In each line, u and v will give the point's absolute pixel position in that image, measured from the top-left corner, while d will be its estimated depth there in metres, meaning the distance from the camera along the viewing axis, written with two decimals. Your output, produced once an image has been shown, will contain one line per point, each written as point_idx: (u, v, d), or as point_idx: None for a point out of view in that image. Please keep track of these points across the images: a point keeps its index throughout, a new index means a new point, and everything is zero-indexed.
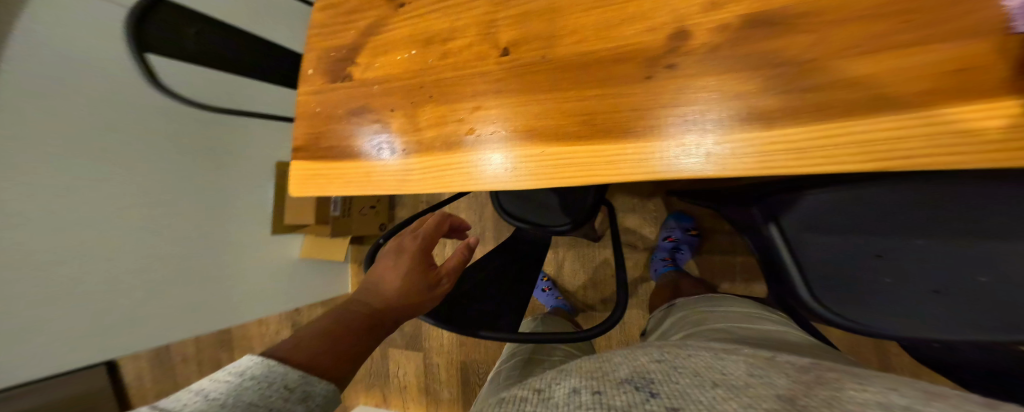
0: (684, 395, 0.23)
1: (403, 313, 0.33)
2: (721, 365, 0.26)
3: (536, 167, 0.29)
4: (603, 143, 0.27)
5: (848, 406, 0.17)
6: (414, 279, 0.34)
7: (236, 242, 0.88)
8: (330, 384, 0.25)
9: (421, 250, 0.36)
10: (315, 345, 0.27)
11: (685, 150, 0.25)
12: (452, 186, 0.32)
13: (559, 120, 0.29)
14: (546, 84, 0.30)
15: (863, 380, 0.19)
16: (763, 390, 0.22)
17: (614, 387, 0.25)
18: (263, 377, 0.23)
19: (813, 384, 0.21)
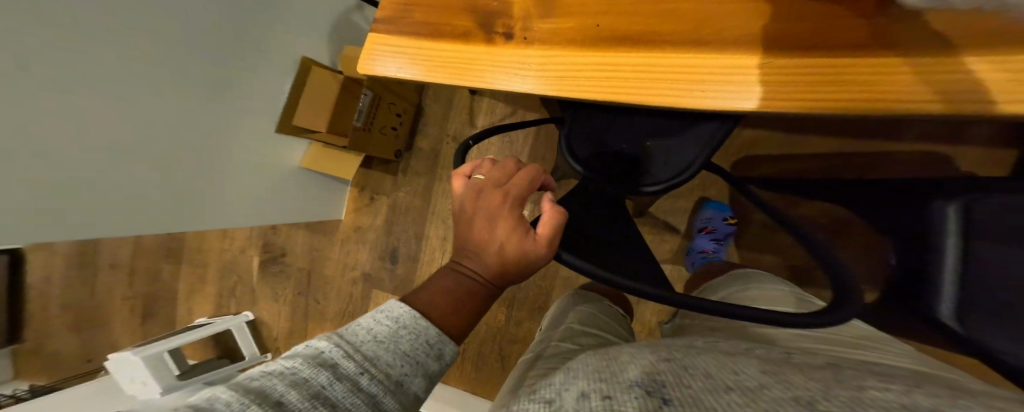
0: (697, 401, 0.21)
1: (503, 276, 0.43)
2: (733, 365, 0.25)
3: (571, 79, 0.41)
4: (635, 69, 0.38)
5: (873, 400, 0.18)
6: (511, 247, 0.42)
7: (239, 143, 1.05)
8: (453, 347, 0.39)
9: (516, 215, 0.43)
10: (444, 307, 0.40)
11: (709, 86, 0.34)
12: (482, 85, 0.45)
13: (623, 25, 0.40)
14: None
15: (877, 382, 0.21)
16: (779, 390, 0.21)
17: (623, 391, 0.23)
18: (414, 328, 0.36)
19: (833, 383, 0.21)
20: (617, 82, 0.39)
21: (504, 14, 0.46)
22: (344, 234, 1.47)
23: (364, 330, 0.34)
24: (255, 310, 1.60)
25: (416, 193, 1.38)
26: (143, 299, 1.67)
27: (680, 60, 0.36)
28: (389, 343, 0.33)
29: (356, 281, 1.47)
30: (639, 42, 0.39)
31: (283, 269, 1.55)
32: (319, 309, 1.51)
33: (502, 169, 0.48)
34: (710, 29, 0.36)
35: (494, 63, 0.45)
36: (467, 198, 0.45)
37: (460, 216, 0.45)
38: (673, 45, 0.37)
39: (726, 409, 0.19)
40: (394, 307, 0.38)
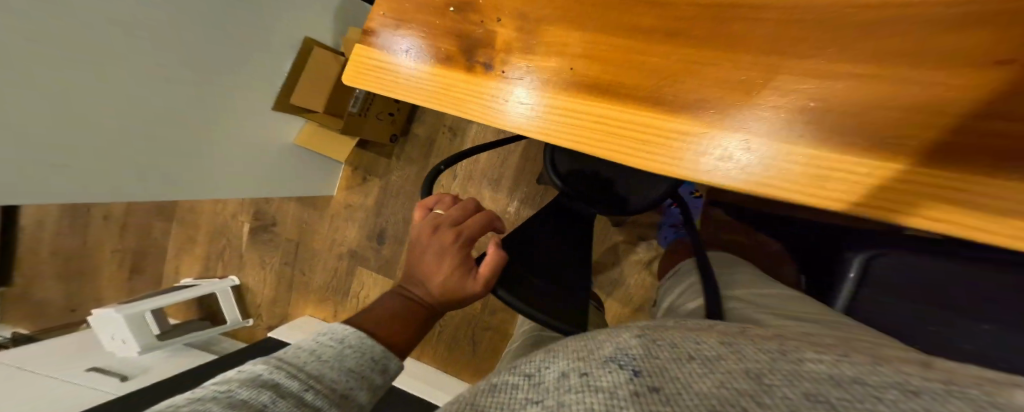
0: (664, 372, 0.24)
1: (444, 301, 0.54)
2: (695, 337, 0.29)
3: (567, 125, 0.41)
4: (631, 129, 0.38)
5: (805, 379, 0.21)
6: (452, 280, 0.54)
7: (236, 111, 1.03)
8: (397, 361, 0.45)
9: (465, 253, 0.55)
10: (390, 323, 0.49)
11: (702, 157, 0.35)
12: (477, 116, 0.44)
13: (599, 73, 0.40)
14: (655, 49, 0.38)
15: (817, 351, 0.24)
16: (734, 365, 0.24)
17: (599, 366, 0.26)
18: (358, 347, 0.41)
19: (777, 355, 0.24)
20: (578, 131, 0.40)
21: (486, 45, 0.45)
22: (334, 209, 1.49)
23: (307, 352, 0.38)
24: (240, 275, 1.61)
25: (409, 178, 1.40)
26: (133, 253, 1.68)
27: (668, 128, 0.37)
28: (334, 360, 0.38)
29: (342, 257, 1.48)
30: (608, 91, 0.40)
31: (272, 239, 1.56)
32: (304, 281, 1.53)
33: (462, 209, 0.59)
34: (692, 95, 0.36)
35: (476, 95, 0.45)
36: (424, 232, 0.56)
37: (417, 243, 0.57)
38: (661, 108, 0.37)
39: (688, 383, 0.22)
40: (339, 330, 0.43)
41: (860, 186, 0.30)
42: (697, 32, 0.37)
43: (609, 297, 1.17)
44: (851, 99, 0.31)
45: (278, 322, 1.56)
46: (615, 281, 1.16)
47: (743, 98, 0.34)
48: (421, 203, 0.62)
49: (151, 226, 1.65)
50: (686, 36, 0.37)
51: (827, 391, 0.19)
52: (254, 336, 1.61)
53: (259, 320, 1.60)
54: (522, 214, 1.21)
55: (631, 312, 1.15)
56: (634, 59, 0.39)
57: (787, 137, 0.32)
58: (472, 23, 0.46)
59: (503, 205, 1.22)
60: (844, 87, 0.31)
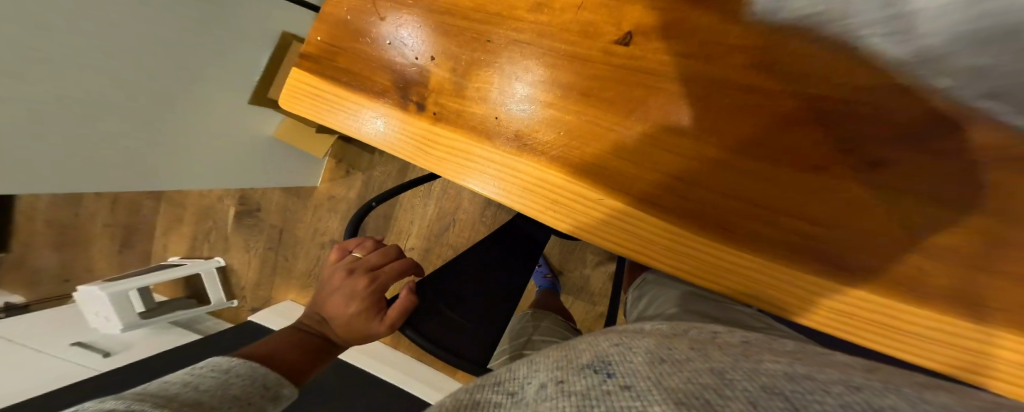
0: (636, 373, 0.25)
1: (350, 338, 0.54)
2: (667, 343, 0.30)
3: (508, 184, 0.40)
4: (570, 194, 0.38)
5: (763, 374, 0.22)
6: (361, 320, 0.53)
7: (223, 99, 1.00)
8: (292, 391, 0.45)
9: (376, 296, 0.54)
10: (288, 353, 0.49)
11: (639, 232, 0.36)
12: (426, 163, 0.43)
13: (531, 129, 0.39)
14: (599, 113, 0.37)
15: (776, 352, 0.25)
16: (699, 365, 0.25)
17: (575, 372, 0.27)
18: (247, 377, 0.41)
19: (741, 356, 0.26)
20: (514, 191, 0.40)
21: (419, 82, 0.44)
22: (318, 199, 1.48)
23: (179, 384, 0.36)
24: (226, 256, 1.61)
25: (391, 175, 1.39)
26: (121, 229, 1.67)
27: (610, 202, 0.37)
28: (218, 387, 0.37)
29: (324, 245, 1.48)
30: (529, 145, 0.39)
31: (257, 224, 1.55)
32: (287, 266, 1.53)
33: (381, 254, 0.59)
34: (631, 168, 0.36)
35: (424, 141, 0.43)
36: (337, 276, 0.56)
37: (328, 284, 0.57)
38: (602, 181, 0.37)
39: (659, 381, 0.23)
40: (222, 363, 0.42)
41: (762, 283, 0.33)
42: (612, 94, 0.37)
43: (572, 301, 1.17)
44: (725, 183, 0.34)
45: (260, 304, 1.56)
46: (586, 294, 1.17)
47: (660, 175, 0.35)
48: (341, 245, 0.62)
49: (138, 204, 1.64)
50: (603, 96, 0.37)
51: (783, 383, 0.20)
52: (237, 317, 1.60)
53: (243, 302, 1.59)
54: (500, 218, 1.19)
55: (592, 318, 1.16)
56: (555, 115, 0.39)
57: (672, 213, 0.35)
58: (430, 65, 0.43)
59: (479, 208, 1.21)
60: (766, 179, 0.33)
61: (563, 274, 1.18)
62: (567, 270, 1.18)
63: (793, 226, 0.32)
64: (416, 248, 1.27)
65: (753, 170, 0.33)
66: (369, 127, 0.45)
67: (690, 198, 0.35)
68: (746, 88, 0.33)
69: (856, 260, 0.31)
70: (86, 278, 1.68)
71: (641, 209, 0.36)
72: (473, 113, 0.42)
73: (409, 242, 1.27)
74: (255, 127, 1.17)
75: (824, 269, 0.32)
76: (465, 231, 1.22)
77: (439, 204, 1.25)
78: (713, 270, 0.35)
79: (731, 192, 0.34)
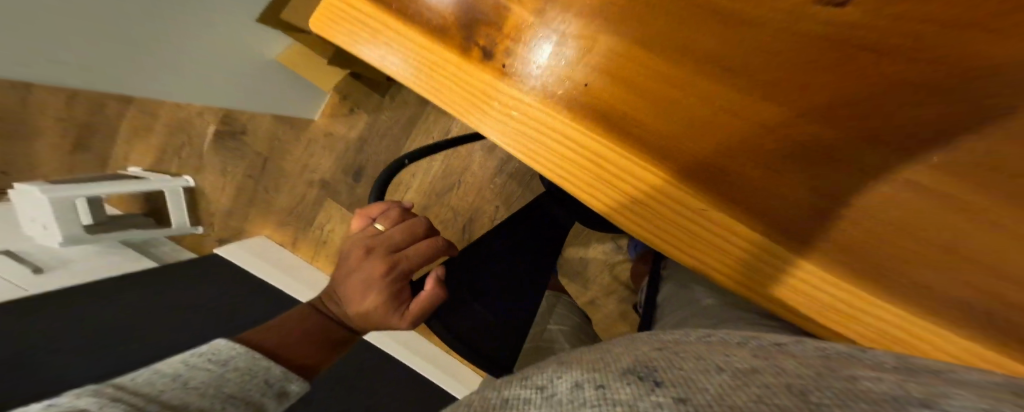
0: (691, 383, 0.22)
1: (366, 327, 0.50)
2: (722, 352, 0.27)
3: (560, 157, 0.35)
4: (635, 180, 0.33)
5: (863, 391, 0.19)
6: (377, 312, 0.48)
7: (227, 17, 0.87)
8: (302, 383, 0.43)
9: (397, 287, 0.49)
10: (297, 344, 0.47)
11: (709, 235, 0.32)
12: (465, 117, 0.38)
13: (618, 97, 0.33)
14: (720, 89, 0.30)
15: (866, 372, 0.22)
16: (773, 379, 0.22)
17: (616, 378, 0.23)
18: (248, 372, 0.38)
19: (823, 373, 0.23)
20: (564, 164, 0.35)
21: (489, 18, 0.36)
22: (311, 134, 1.37)
23: (170, 378, 0.33)
24: (196, 177, 1.47)
25: (399, 121, 1.29)
26: (79, 127, 1.51)
27: (678, 196, 0.32)
28: (210, 386, 0.33)
29: (312, 184, 1.40)
30: (585, 110, 0.34)
31: (238, 147, 1.43)
32: (266, 200, 1.44)
33: (407, 231, 0.52)
34: (727, 164, 0.31)
35: (473, 89, 0.37)
36: (355, 254, 0.50)
37: (345, 262, 0.51)
38: (682, 172, 0.32)
39: (723, 393, 0.20)
40: (223, 351, 0.39)
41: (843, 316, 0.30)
42: (742, 65, 0.30)
43: (568, 283, 1.15)
44: (819, 183, 0.29)
45: (230, 235, 1.48)
46: (585, 281, 1.15)
47: (757, 179, 0.30)
48: (364, 212, 0.56)
49: (102, 105, 1.48)
50: (702, 57, 0.30)
51: (895, 400, 0.17)
52: (201, 246, 1.50)
53: (210, 229, 1.50)
54: (509, 188, 1.14)
55: (582, 303, 1.15)
56: (653, 86, 0.32)
57: (740, 216, 0.31)
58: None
59: (489, 176, 1.15)
60: (920, 208, 0.27)
61: (567, 255, 1.15)
62: (571, 254, 1.15)
63: (920, 260, 0.28)
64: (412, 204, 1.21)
65: (864, 175, 0.28)
66: (406, 59, 0.39)
67: (763, 196, 0.31)
68: (914, 72, 0.26)
69: (990, 311, 0.27)
70: (29, 176, 1.52)
71: (711, 211, 0.32)
72: (544, 70, 0.35)
73: (406, 197, 1.21)
74: (259, 48, 1.03)
75: (940, 319, 0.28)
76: (469, 196, 1.17)
77: (448, 162, 1.17)
78: (781, 293, 0.31)
79: (822, 195, 0.29)
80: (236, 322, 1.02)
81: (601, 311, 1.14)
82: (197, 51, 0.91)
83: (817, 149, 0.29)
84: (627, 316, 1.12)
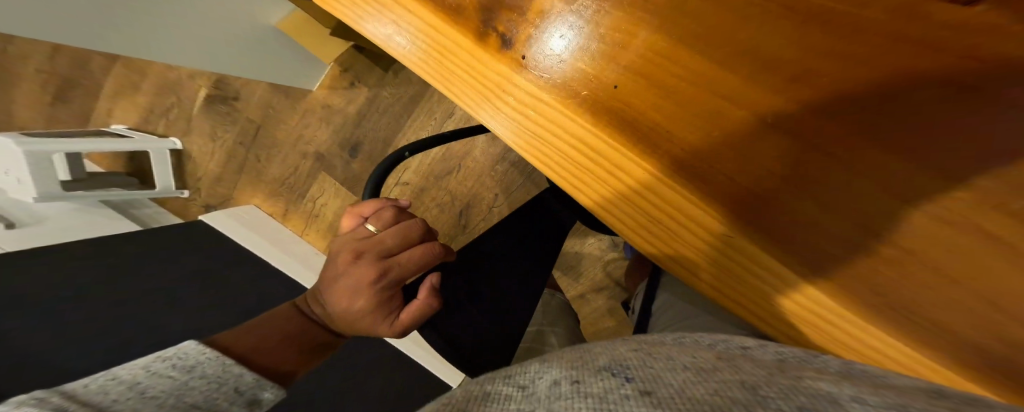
0: (657, 380, 0.23)
1: (353, 331, 0.51)
2: (691, 354, 0.29)
3: (554, 148, 0.34)
4: (629, 178, 0.31)
5: (807, 386, 0.21)
6: (366, 318, 0.48)
7: None
8: (278, 392, 0.43)
9: (387, 295, 0.48)
10: (274, 346, 0.47)
11: (702, 241, 0.31)
12: (461, 100, 0.37)
13: (629, 90, 0.30)
14: (741, 92, 0.28)
15: (815, 370, 0.24)
16: (731, 375, 0.24)
17: (592, 374, 0.25)
18: (217, 380, 0.37)
19: (776, 371, 0.25)
20: (558, 155, 0.34)
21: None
22: (309, 106, 1.35)
23: (128, 385, 0.32)
24: (183, 141, 1.45)
25: (401, 99, 1.27)
26: (62, 81, 1.47)
27: (673, 199, 0.31)
28: (171, 395, 0.32)
29: (306, 156, 1.38)
30: (599, 106, 0.32)
31: (231, 113, 1.40)
32: (259, 170, 1.42)
33: (402, 235, 0.49)
34: (732, 171, 0.29)
35: (472, 71, 0.36)
36: (343, 259, 0.48)
37: (334, 265, 0.50)
38: (682, 174, 0.30)
39: (684, 388, 0.22)
40: (190, 356, 0.38)
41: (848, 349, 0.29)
42: (772, 67, 0.27)
43: (560, 275, 1.18)
44: (829, 202, 0.27)
45: (217, 202, 1.46)
46: (577, 275, 1.17)
47: (763, 190, 0.29)
48: (356, 210, 0.55)
49: (88, 61, 1.44)
50: (739, 57, 0.28)
51: (830, 398, 0.19)
52: (186, 210, 1.48)
53: (196, 195, 1.47)
54: (510, 177, 1.14)
55: (571, 296, 1.18)
56: (669, 82, 0.29)
57: (739, 226, 0.30)
58: None
59: (491, 163, 1.15)
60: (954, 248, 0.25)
61: (566, 249, 1.16)
62: (570, 248, 1.16)
63: (941, 299, 0.26)
64: (409, 185, 1.21)
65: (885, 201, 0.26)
66: (407, 36, 0.38)
67: (775, 214, 0.29)
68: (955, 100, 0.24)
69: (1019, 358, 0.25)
70: (8, 126, 1.49)
71: (706, 217, 0.30)
72: (552, 56, 0.33)
73: (404, 176, 1.21)
74: (255, 16, 0.99)
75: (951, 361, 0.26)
76: (468, 181, 1.17)
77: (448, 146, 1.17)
78: (772, 312, 0.30)
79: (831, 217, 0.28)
80: (218, 306, 0.99)
81: (590, 304, 1.17)
82: (188, 17, 0.88)
83: (841, 169, 0.27)
84: (614, 312, 1.14)
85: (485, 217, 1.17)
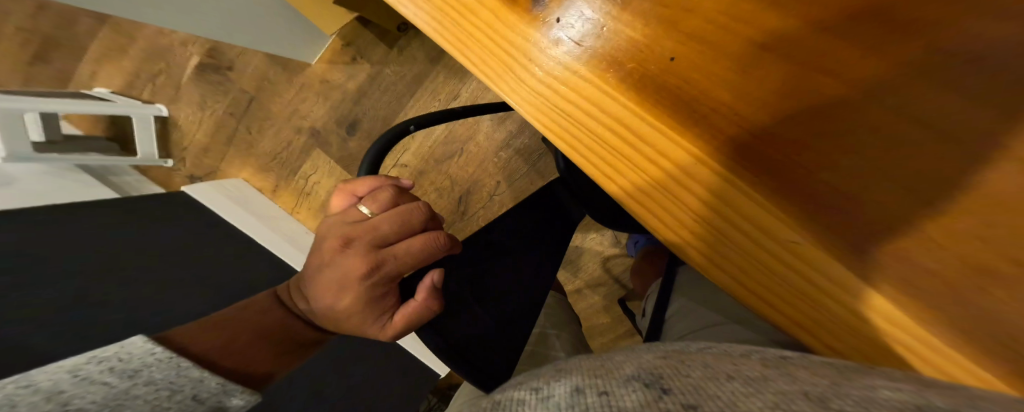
0: (700, 389, 0.19)
1: (344, 326, 0.48)
2: (727, 363, 0.25)
3: (584, 128, 0.30)
4: (670, 164, 0.28)
5: (886, 398, 0.16)
6: (357, 317, 0.45)
7: None
8: (248, 397, 0.39)
9: (378, 293, 0.44)
10: (245, 344, 0.44)
11: (755, 241, 0.26)
12: (482, 70, 0.33)
13: (676, 64, 0.27)
14: (817, 66, 0.24)
15: (884, 379, 0.20)
16: (785, 385, 0.19)
17: (621, 384, 0.19)
18: (171, 384, 0.33)
19: (837, 380, 0.20)
20: (588, 137, 0.30)
21: None
22: (307, 80, 1.30)
23: (56, 391, 0.27)
24: (171, 108, 1.38)
25: (404, 78, 1.23)
26: (42, 38, 1.39)
27: (723, 190, 0.27)
28: (115, 401, 0.28)
29: (300, 131, 1.32)
30: (646, 80, 0.28)
31: (223, 82, 1.33)
32: (250, 143, 1.36)
33: (398, 222, 0.45)
34: (804, 158, 0.24)
35: (497, 38, 0.32)
36: (333, 247, 0.45)
37: (323, 253, 0.46)
38: (736, 160, 0.26)
39: (733, 399, 0.17)
40: (134, 359, 0.33)
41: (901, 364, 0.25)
42: (858, 38, 0.23)
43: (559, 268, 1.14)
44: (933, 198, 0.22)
45: (203, 174, 1.39)
46: (577, 269, 1.14)
47: (841, 183, 0.24)
48: (348, 188, 0.51)
49: (73, 18, 1.36)
50: (816, 24, 0.24)
51: None
52: (169, 181, 1.41)
53: (180, 165, 1.41)
54: (513, 165, 1.10)
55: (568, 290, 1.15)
56: (724, 56, 0.26)
57: (805, 224, 0.25)
58: None
59: (494, 149, 1.11)
60: None
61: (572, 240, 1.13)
62: (577, 240, 1.13)
63: None
64: (408, 167, 1.17)
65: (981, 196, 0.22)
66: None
67: (862, 220, 0.24)
68: None
69: None
70: None
71: (761, 212, 0.26)
72: (590, 23, 0.29)
73: (402, 158, 1.17)
74: None
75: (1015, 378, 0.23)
76: (469, 167, 1.14)
77: (451, 129, 1.13)
78: (836, 331, 0.25)
79: None
80: (194, 285, 0.94)
81: (585, 300, 1.14)
82: None
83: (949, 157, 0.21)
84: (609, 308, 1.13)
85: (484, 205, 1.14)
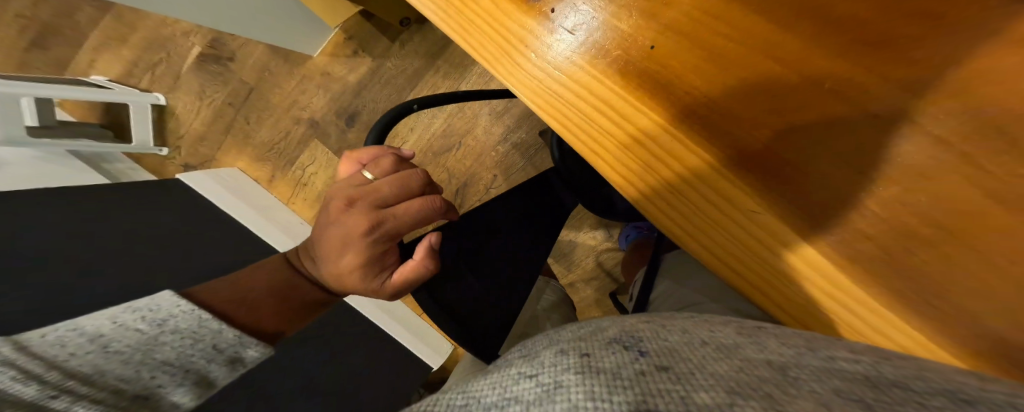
0: (673, 353, 0.20)
1: (341, 288, 0.48)
2: (707, 329, 0.26)
3: (578, 111, 0.31)
4: (658, 146, 0.29)
5: (843, 371, 0.18)
6: (356, 275, 0.46)
7: None
8: (262, 349, 0.40)
9: (379, 252, 0.46)
10: (256, 299, 0.45)
11: (729, 217, 0.29)
12: (481, 54, 0.34)
13: (666, 52, 0.29)
14: (789, 58, 0.26)
15: (844, 351, 0.21)
16: (755, 354, 0.20)
17: (602, 346, 0.20)
18: (194, 335, 0.34)
19: (803, 350, 0.21)
20: (581, 119, 0.31)
21: None
22: (308, 72, 1.30)
23: (86, 337, 0.28)
24: (168, 97, 1.37)
25: (404, 72, 1.24)
26: (40, 24, 1.38)
27: (705, 171, 0.29)
28: (139, 349, 0.29)
29: (299, 122, 1.33)
30: (634, 68, 0.30)
31: (223, 73, 1.34)
32: (247, 132, 1.35)
33: (400, 184, 0.46)
34: (772, 142, 0.27)
35: (495, 23, 0.33)
36: (335, 207, 0.46)
37: (326, 213, 0.47)
38: (716, 143, 0.28)
39: (705, 366, 0.18)
40: (163, 308, 0.34)
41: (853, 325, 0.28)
42: (824, 32, 0.25)
43: (552, 262, 1.15)
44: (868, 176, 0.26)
45: (197, 163, 1.39)
46: (569, 263, 1.15)
47: (802, 165, 0.27)
48: (354, 155, 0.51)
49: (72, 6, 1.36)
50: (789, 20, 0.26)
51: (874, 388, 0.15)
52: (163, 169, 1.40)
53: (175, 154, 1.40)
54: (510, 159, 1.12)
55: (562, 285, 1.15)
56: (710, 45, 0.28)
57: (771, 200, 0.28)
58: None
59: (493, 142, 1.12)
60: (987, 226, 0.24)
61: (564, 235, 1.14)
62: (568, 234, 1.14)
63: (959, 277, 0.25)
64: None
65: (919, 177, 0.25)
66: None
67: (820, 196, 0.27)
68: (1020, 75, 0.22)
69: None
70: None
71: (736, 190, 0.28)
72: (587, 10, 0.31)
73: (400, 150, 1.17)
74: None
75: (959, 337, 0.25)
76: (466, 160, 1.15)
77: (449, 122, 1.14)
78: (788, 292, 0.29)
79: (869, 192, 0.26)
80: (191, 269, 0.93)
81: (577, 294, 1.15)
82: None
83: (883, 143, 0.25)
84: (601, 302, 1.13)
85: (480, 198, 1.15)
